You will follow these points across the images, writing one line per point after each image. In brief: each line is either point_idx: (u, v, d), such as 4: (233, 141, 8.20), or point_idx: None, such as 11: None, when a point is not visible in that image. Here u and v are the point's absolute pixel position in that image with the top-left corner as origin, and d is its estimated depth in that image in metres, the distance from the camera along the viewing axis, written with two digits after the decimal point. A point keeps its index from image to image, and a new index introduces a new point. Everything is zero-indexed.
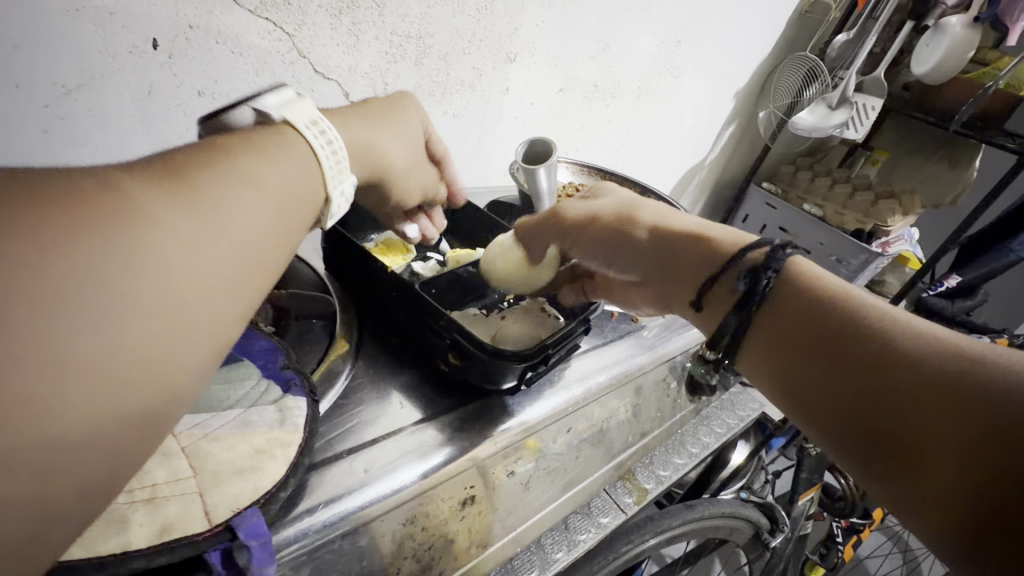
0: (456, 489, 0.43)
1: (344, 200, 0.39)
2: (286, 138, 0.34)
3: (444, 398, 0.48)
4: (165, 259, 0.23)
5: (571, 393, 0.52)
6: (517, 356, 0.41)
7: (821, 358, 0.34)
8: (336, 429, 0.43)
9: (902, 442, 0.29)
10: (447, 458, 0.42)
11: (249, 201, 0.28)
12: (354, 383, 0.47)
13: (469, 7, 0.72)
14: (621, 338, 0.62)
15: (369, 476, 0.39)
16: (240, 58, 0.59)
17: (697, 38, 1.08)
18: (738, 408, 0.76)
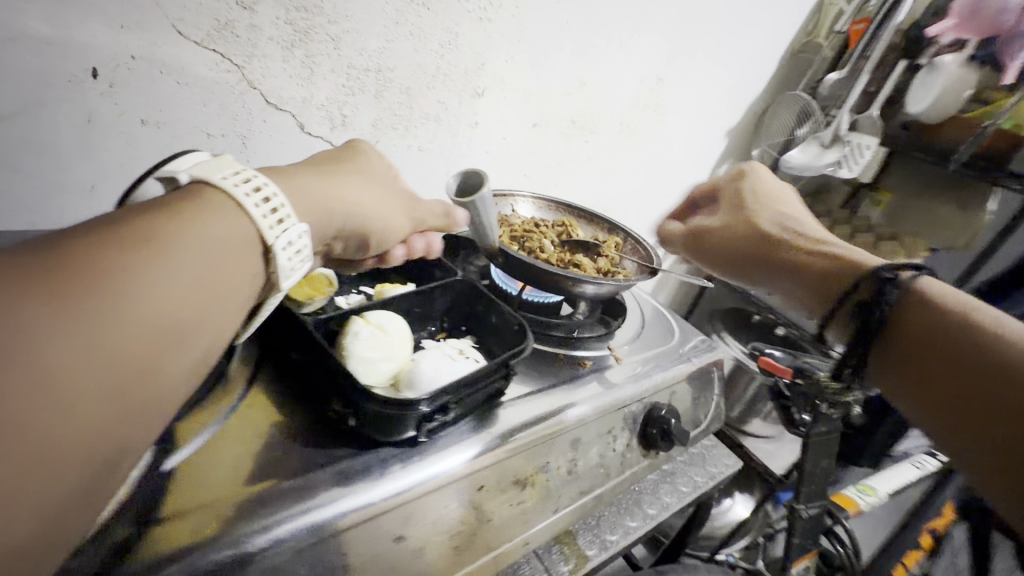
0: (324, 557, 0.37)
1: (299, 258, 0.36)
2: (204, 199, 0.32)
3: (332, 448, 0.44)
4: (75, 350, 0.23)
5: (490, 446, 0.46)
6: (404, 405, 0.37)
7: (931, 356, 0.41)
8: (195, 481, 0.38)
9: (969, 407, 0.37)
10: (317, 518, 0.37)
11: (165, 278, 0.26)
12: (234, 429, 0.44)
13: (432, 42, 0.72)
14: (559, 386, 0.56)
15: (216, 536, 0.34)
16: (186, 89, 0.59)
17: (681, 76, 1.07)
18: (709, 465, 0.70)
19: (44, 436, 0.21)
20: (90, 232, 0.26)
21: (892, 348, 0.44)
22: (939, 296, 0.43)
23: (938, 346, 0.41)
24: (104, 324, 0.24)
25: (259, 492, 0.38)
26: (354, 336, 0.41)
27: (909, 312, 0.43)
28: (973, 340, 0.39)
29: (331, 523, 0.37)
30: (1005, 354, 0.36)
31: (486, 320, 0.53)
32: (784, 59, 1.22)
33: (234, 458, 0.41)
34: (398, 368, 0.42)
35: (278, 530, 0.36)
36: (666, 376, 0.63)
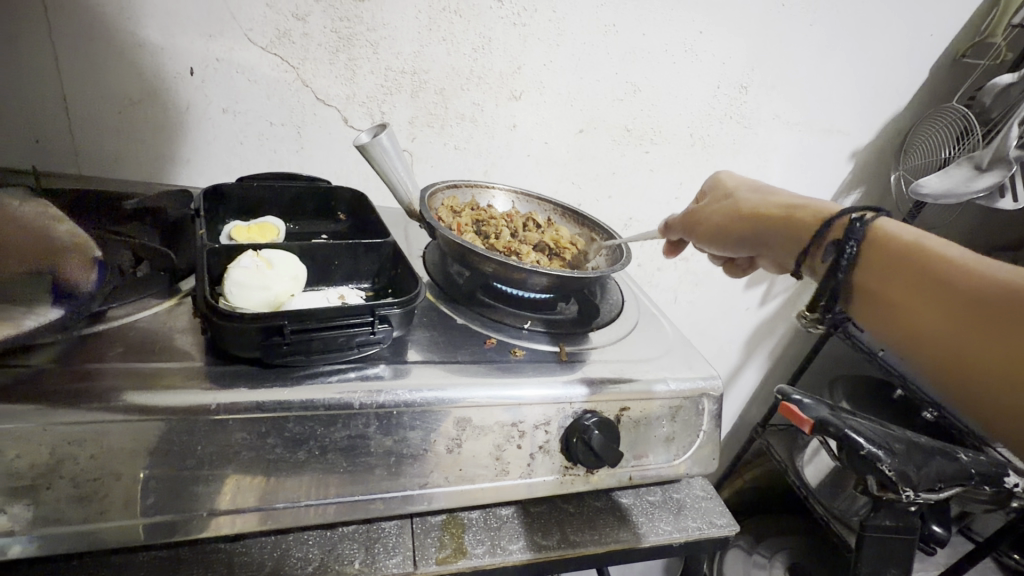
0: (136, 438, 0.38)
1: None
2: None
3: (203, 355, 0.45)
4: None
5: (359, 394, 0.44)
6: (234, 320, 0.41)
7: (890, 296, 0.48)
8: (83, 347, 0.43)
9: (986, 354, 0.42)
10: (142, 400, 0.38)
11: None
12: (156, 320, 0.48)
13: (465, 46, 0.78)
14: (473, 364, 0.52)
15: (56, 388, 0.37)
16: (255, 85, 0.74)
17: (774, 85, 0.94)
18: (685, 516, 0.58)
19: None
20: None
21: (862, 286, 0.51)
22: (894, 245, 0.48)
23: (901, 280, 0.47)
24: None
25: (126, 370, 0.41)
26: (241, 282, 0.44)
27: (872, 250, 0.50)
28: (934, 269, 0.45)
29: (168, 411, 0.38)
30: (954, 283, 0.44)
31: (404, 282, 0.53)
32: (937, 67, 0.99)
33: (124, 343, 0.44)
34: (274, 299, 0.45)
35: (116, 401, 0.38)
36: (619, 388, 0.53)
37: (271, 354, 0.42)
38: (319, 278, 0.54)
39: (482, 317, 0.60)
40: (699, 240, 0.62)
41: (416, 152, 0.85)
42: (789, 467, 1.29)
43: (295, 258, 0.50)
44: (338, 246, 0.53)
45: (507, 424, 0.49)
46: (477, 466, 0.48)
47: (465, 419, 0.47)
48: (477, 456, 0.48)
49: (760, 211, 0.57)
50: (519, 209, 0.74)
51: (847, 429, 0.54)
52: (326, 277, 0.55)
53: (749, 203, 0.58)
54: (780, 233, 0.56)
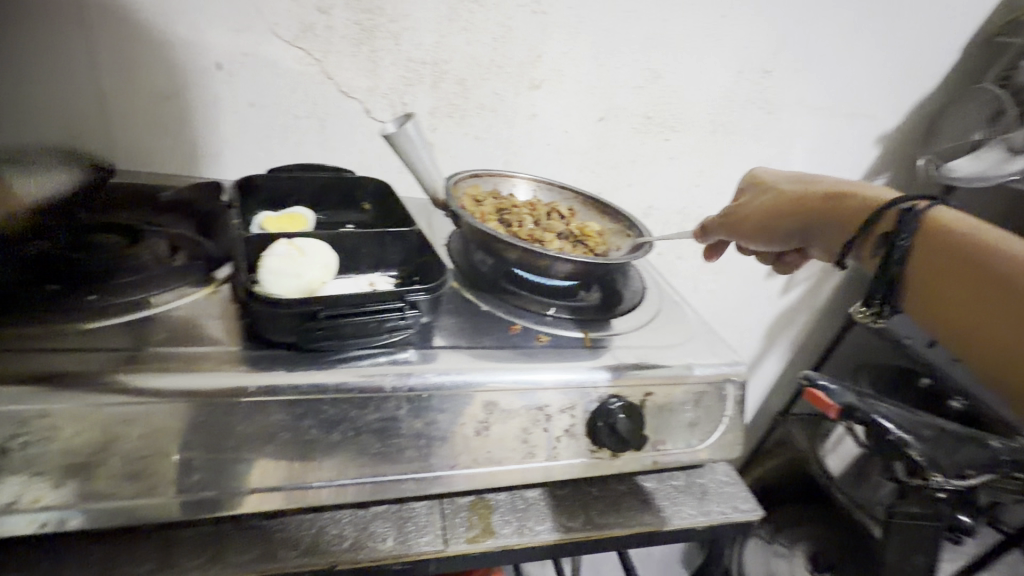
0: (180, 419, 0.39)
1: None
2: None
3: (240, 341, 0.46)
4: None
5: (390, 378, 0.45)
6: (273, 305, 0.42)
7: (946, 289, 0.47)
8: (128, 333, 0.44)
9: None
10: (185, 383, 0.40)
11: None
12: (193, 308, 0.50)
13: (484, 36, 0.78)
14: (498, 349, 0.53)
15: (106, 372, 0.39)
16: (280, 78, 0.75)
17: (798, 69, 0.93)
18: (708, 501, 0.58)
19: None
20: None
21: (912, 276, 0.50)
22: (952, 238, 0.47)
23: (954, 271, 0.47)
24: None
25: (170, 354, 0.43)
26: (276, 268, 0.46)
27: (926, 241, 0.49)
28: (987, 264, 0.45)
29: (209, 393, 0.40)
30: (1007, 277, 0.43)
31: (429, 269, 0.54)
32: (968, 46, 0.96)
33: (165, 328, 0.46)
34: (307, 286, 0.47)
35: (163, 382, 0.40)
36: (644, 373, 0.54)
37: (306, 338, 0.43)
38: (348, 265, 0.56)
39: (507, 303, 0.61)
40: (742, 238, 0.61)
41: (437, 142, 0.85)
42: (811, 457, 1.28)
43: (327, 246, 0.51)
44: (367, 235, 0.55)
45: (534, 408, 0.50)
46: (504, 448, 0.49)
47: (492, 402, 0.48)
48: (504, 438, 0.49)
49: (805, 201, 0.56)
50: (541, 198, 0.75)
51: (875, 414, 0.53)
52: (355, 265, 0.56)
53: (790, 194, 0.58)
54: (826, 220, 0.55)
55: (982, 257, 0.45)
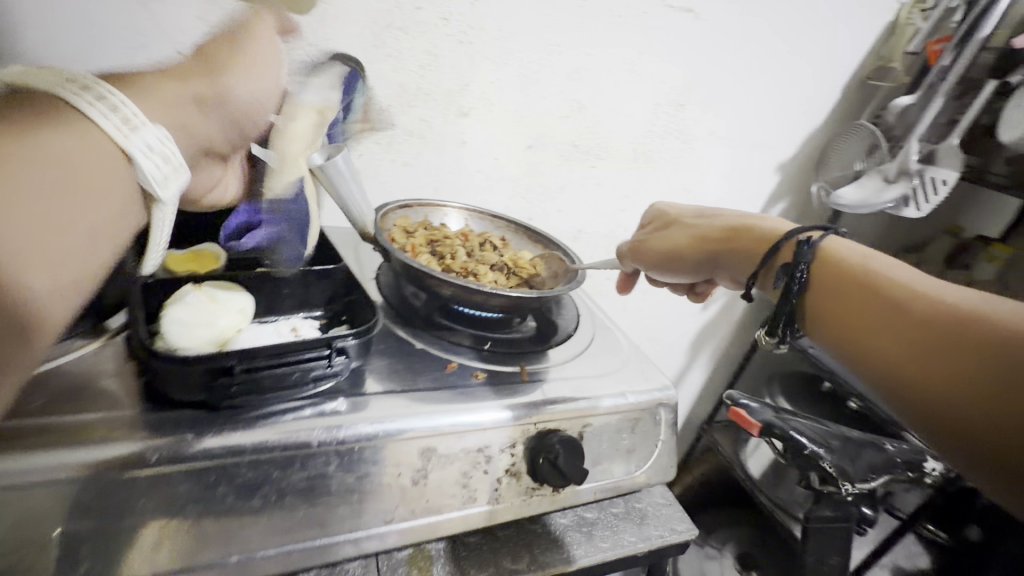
0: (62, 502, 0.34)
1: (172, 166, 0.35)
2: (61, 114, 0.30)
3: (139, 402, 0.41)
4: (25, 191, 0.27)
5: (317, 432, 0.42)
6: (177, 363, 0.38)
7: (844, 311, 0.48)
8: None
9: (941, 364, 0.40)
10: (68, 460, 0.34)
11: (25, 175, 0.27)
12: (81, 363, 0.44)
13: (412, 63, 0.77)
14: (434, 389, 0.51)
15: None
16: None
17: (708, 103, 1.00)
18: (647, 525, 0.59)
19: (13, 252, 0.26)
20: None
21: (813, 302, 0.51)
22: (847, 265, 0.49)
23: (851, 295, 0.48)
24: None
25: (49, 424, 0.37)
26: (176, 319, 0.41)
27: (823, 268, 0.50)
28: (881, 287, 0.46)
29: (99, 469, 0.35)
30: (901, 300, 0.44)
31: (358, 309, 0.52)
32: (847, 87, 1.08)
33: (43, 391, 0.40)
34: (219, 335, 0.43)
35: (39, 460, 0.34)
36: (581, 405, 0.54)
37: (216, 394, 0.39)
38: (269, 306, 0.52)
39: (442, 339, 0.59)
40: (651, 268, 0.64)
41: (364, 168, 0.82)
42: (735, 461, 1.36)
43: (242, 291, 0.47)
44: (290, 274, 0.51)
45: (474, 450, 0.48)
46: (444, 495, 0.47)
47: (429, 448, 0.46)
48: (443, 485, 0.47)
49: (708, 233, 0.60)
50: (472, 228, 0.74)
51: (790, 429, 0.57)
52: (276, 305, 0.52)
53: (697, 228, 0.61)
54: (732, 251, 0.58)
55: (879, 283, 0.46)
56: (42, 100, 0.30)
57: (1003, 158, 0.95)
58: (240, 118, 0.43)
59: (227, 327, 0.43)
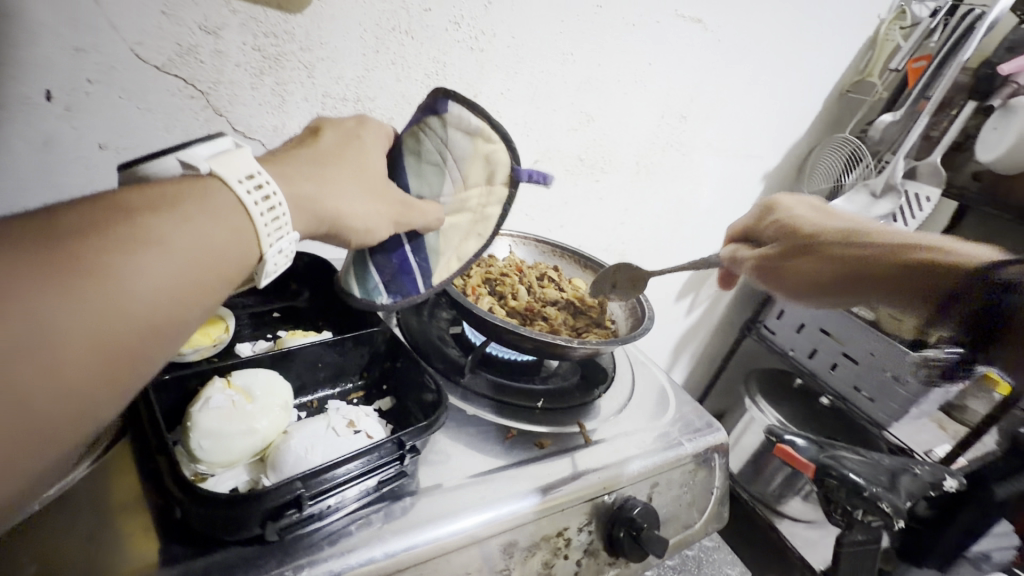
0: None
1: (285, 258, 0.33)
2: (214, 195, 0.29)
3: (170, 544, 0.32)
4: (140, 268, 0.25)
5: (395, 551, 0.36)
6: (234, 504, 0.30)
7: None
8: None
9: None
10: None
11: (144, 272, 0.25)
12: (76, 492, 0.34)
13: (417, 71, 0.68)
14: (502, 470, 0.46)
15: None
16: (147, 114, 0.56)
17: (710, 115, 0.97)
18: (705, 575, 0.57)
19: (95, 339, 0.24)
20: (68, 215, 0.26)
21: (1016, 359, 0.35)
22: None
23: None
24: (101, 316, 0.24)
25: None
26: (211, 434, 0.33)
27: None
28: None
29: None
30: None
31: (405, 380, 0.45)
32: (831, 99, 1.10)
33: (32, 547, 0.30)
34: (262, 441, 0.35)
35: None
36: (646, 465, 0.51)
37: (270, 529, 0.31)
38: (297, 382, 0.44)
39: (488, 398, 0.54)
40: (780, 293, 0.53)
41: None
42: None
43: (276, 376, 0.39)
44: (323, 345, 0.43)
45: (552, 535, 0.43)
46: None
47: (509, 542, 0.41)
48: None
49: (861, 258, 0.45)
50: (517, 253, 0.74)
51: (846, 470, 0.59)
52: (304, 379, 0.44)
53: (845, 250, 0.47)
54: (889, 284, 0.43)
55: None
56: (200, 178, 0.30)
57: (966, 172, 1.03)
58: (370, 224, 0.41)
59: (269, 427, 0.36)
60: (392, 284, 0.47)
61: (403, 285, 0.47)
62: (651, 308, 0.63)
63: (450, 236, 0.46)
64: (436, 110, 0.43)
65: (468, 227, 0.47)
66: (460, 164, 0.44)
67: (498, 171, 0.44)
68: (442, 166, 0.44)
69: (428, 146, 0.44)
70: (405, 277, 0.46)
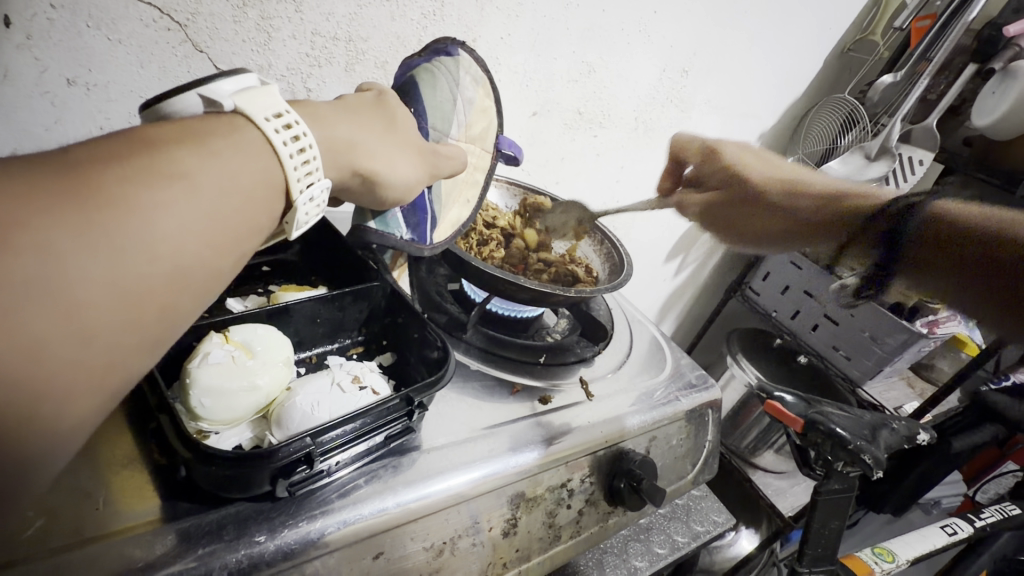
0: None
1: (316, 207, 0.32)
2: (239, 132, 0.28)
3: (175, 501, 0.32)
4: (172, 212, 0.23)
5: (405, 503, 0.36)
6: (242, 461, 0.28)
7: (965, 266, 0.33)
8: None
9: None
10: None
11: (170, 215, 0.23)
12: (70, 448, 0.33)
13: (413, 11, 0.63)
14: (509, 422, 0.46)
15: None
16: (119, 46, 0.51)
17: (712, 69, 0.94)
18: (693, 521, 0.59)
19: (131, 282, 0.22)
20: (81, 150, 0.23)
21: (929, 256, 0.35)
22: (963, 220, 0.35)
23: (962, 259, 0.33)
24: (126, 261, 0.22)
25: (61, 557, 0.27)
26: (214, 395, 0.31)
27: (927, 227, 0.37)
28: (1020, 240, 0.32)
29: None
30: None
31: (406, 336, 0.44)
32: (832, 57, 1.08)
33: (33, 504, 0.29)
34: (266, 400, 0.34)
35: None
36: (644, 420, 0.52)
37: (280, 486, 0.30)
38: (293, 338, 0.43)
39: (492, 356, 0.53)
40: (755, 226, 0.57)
41: None
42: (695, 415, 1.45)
43: (275, 332, 0.37)
44: (321, 300, 0.42)
45: (555, 487, 0.44)
46: (533, 542, 0.42)
47: (516, 493, 0.41)
48: (530, 532, 0.42)
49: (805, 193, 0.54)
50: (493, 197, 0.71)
51: (830, 425, 0.61)
52: (302, 335, 0.43)
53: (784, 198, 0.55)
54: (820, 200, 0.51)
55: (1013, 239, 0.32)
56: (224, 116, 0.28)
57: (958, 137, 1.06)
58: (408, 190, 0.41)
59: (271, 390, 0.34)
60: (407, 216, 0.45)
61: (417, 218, 0.46)
62: (628, 257, 0.62)
63: (448, 188, 0.50)
64: (447, 55, 0.49)
65: (462, 184, 0.51)
66: (466, 110, 0.50)
67: (491, 134, 0.52)
68: (453, 107, 0.49)
69: (443, 85, 0.49)
70: (419, 213, 0.46)
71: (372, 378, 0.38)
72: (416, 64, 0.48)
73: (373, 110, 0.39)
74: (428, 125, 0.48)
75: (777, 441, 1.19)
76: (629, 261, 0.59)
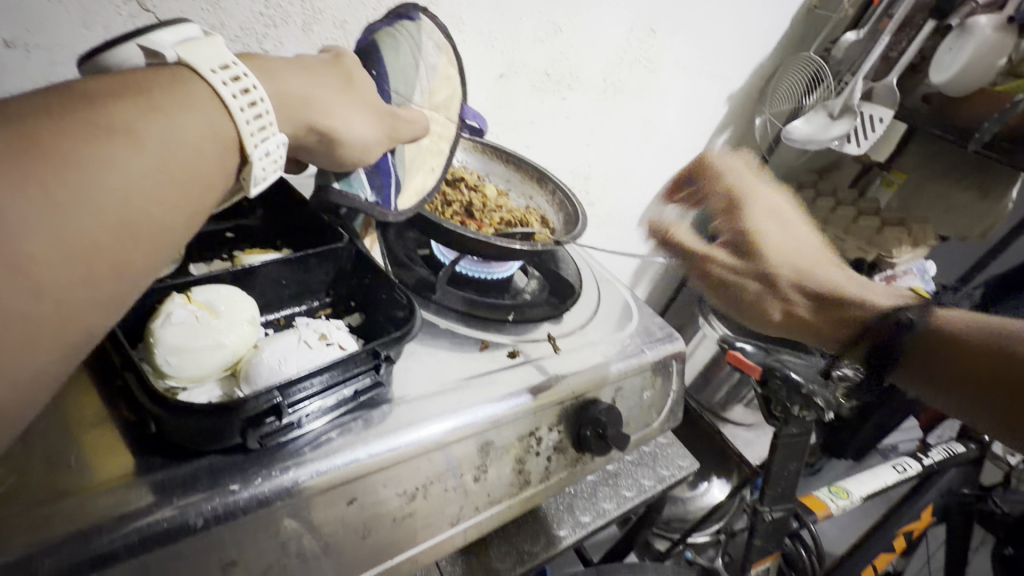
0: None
1: (274, 165, 0.32)
2: (185, 84, 0.27)
3: (147, 457, 0.32)
4: (117, 166, 0.24)
5: (378, 453, 0.37)
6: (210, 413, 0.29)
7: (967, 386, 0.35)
8: None
9: None
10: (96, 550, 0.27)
11: (115, 169, 0.23)
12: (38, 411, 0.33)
13: None
14: (479, 376, 0.48)
15: None
16: (59, 5, 0.49)
17: (680, 28, 0.93)
18: (660, 466, 0.63)
19: (78, 235, 0.22)
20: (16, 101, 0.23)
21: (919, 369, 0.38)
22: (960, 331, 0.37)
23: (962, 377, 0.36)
24: (73, 214, 0.22)
25: (35, 510, 0.28)
26: (178, 352, 0.32)
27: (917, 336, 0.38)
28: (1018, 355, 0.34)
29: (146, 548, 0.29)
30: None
31: (375, 296, 0.44)
32: (799, 16, 1.08)
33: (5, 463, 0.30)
34: (232, 358, 0.34)
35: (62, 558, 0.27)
36: (611, 372, 0.54)
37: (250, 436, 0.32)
38: (260, 301, 0.43)
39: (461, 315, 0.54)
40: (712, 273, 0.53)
41: None
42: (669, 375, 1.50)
43: (239, 293, 0.37)
44: (285, 262, 0.42)
45: (525, 436, 0.46)
46: (504, 488, 0.45)
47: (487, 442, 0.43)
48: (500, 477, 0.45)
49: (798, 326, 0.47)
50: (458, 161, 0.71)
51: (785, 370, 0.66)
52: (269, 298, 0.43)
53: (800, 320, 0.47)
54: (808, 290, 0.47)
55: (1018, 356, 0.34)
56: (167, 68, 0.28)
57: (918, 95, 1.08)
58: (366, 151, 0.41)
59: (237, 347, 0.34)
60: (371, 178, 0.45)
61: (380, 182, 0.45)
62: (580, 205, 0.64)
63: (412, 154, 0.49)
64: (409, 19, 0.49)
65: (426, 152, 0.50)
66: (430, 76, 0.50)
67: (454, 104, 0.52)
68: (416, 73, 0.48)
69: (406, 50, 0.48)
70: (383, 177, 0.46)
71: (335, 333, 0.38)
72: (380, 28, 0.48)
73: (333, 69, 0.39)
74: (391, 90, 0.47)
75: (746, 395, 1.24)
76: (582, 208, 0.62)
